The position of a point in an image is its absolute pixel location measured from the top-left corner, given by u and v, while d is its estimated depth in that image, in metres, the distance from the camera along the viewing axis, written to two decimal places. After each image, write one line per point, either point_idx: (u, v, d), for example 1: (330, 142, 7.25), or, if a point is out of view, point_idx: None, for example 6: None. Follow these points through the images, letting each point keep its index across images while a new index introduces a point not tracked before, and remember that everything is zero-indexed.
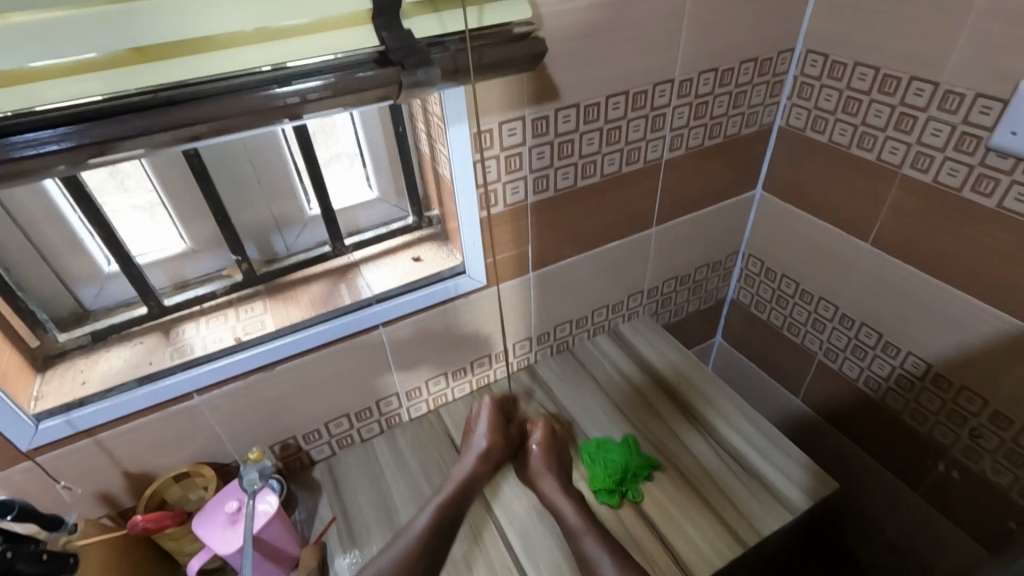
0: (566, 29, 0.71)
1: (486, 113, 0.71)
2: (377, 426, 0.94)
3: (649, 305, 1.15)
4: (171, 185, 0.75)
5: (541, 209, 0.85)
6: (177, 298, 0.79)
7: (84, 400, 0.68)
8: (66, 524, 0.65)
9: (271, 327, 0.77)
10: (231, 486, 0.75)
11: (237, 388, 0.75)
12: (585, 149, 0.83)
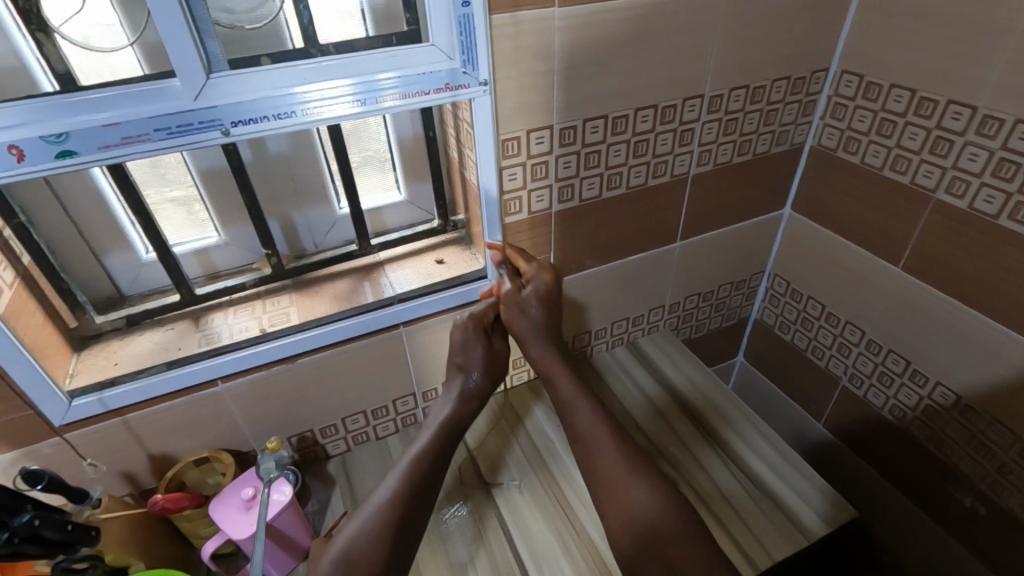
0: (597, 40, 0.71)
1: (514, 120, 0.72)
2: (393, 425, 0.95)
3: (669, 321, 1.14)
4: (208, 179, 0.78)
5: (566, 217, 0.86)
6: (209, 287, 0.81)
7: (115, 379, 0.70)
8: (91, 497, 0.66)
9: (295, 320, 0.78)
10: (247, 473, 0.76)
11: (260, 377, 0.78)
12: (611, 160, 0.83)
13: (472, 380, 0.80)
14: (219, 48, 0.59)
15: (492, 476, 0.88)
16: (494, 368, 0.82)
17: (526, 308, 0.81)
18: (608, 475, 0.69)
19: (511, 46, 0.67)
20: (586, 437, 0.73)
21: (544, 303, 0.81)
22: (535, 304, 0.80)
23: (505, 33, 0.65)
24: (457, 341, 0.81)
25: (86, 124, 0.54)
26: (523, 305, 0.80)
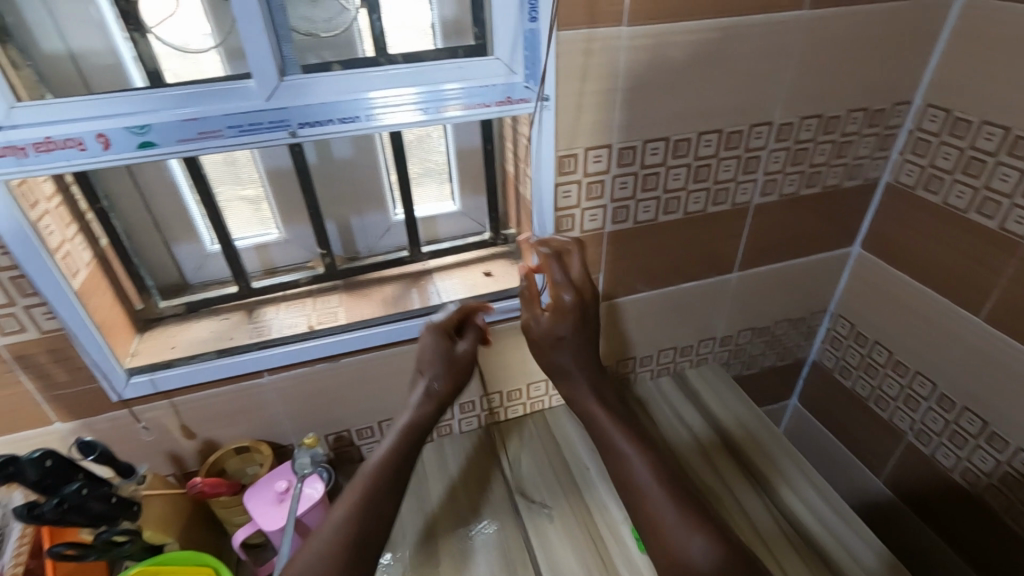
0: (664, 61, 0.70)
1: (573, 137, 0.72)
2: (428, 434, 0.95)
3: (720, 355, 1.10)
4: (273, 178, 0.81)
5: (619, 238, 0.84)
6: (265, 282, 0.84)
7: (170, 361, 0.73)
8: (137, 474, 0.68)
9: (342, 320, 0.80)
10: (282, 467, 0.78)
11: (303, 373, 0.79)
12: (670, 184, 0.81)
13: (433, 382, 0.73)
14: (293, 52, 0.62)
15: (521, 496, 0.86)
16: (459, 372, 0.75)
17: (562, 346, 0.76)
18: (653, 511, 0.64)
19: (576, 63, 0.66)
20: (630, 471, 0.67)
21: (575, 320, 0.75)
22: (570, 338, 0.76)
23: (570, 50, 0.65)
24: (420, 347, 0.75)
25: (167, 119, 0.58)
26: (558, 340, 0.76)
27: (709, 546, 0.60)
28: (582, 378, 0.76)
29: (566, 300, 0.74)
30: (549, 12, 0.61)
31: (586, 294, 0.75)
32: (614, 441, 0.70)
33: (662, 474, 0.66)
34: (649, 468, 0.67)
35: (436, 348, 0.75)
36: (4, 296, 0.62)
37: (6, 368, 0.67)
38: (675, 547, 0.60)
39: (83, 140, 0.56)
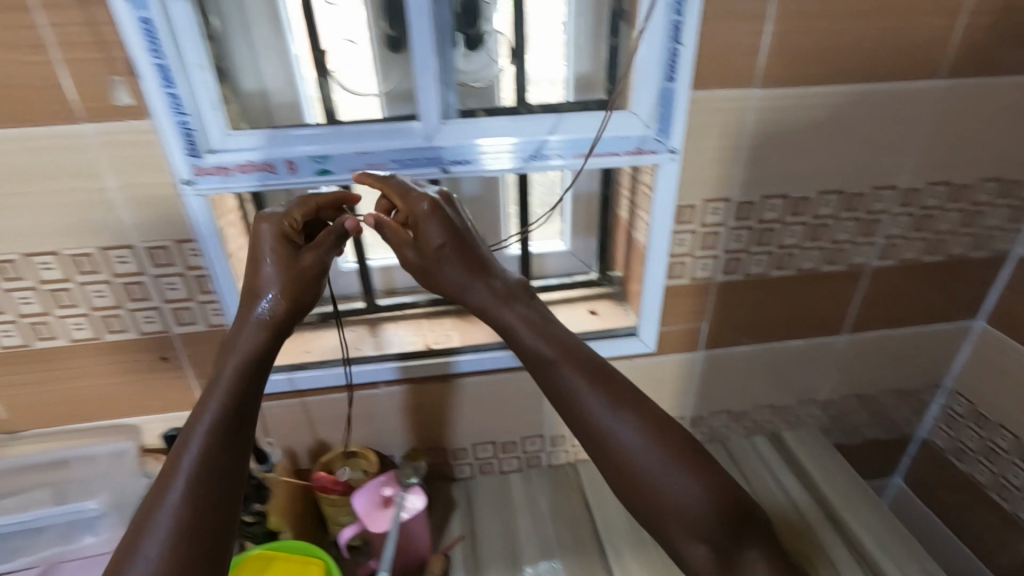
0: (791, 123, 0.72)
1: (695, 189, 0.75)
2: (516, 463, 0.98)
3: (820, 420, 1.06)
4: None
5: (727, 289, 0.85)
6: (390, 300, 0.91)
7: (306, 363, 0.83)
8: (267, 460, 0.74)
9: (455, 342, 0.86)
10: (387, 475, 0.83)
11: (413, 389, 0.86)
12: (784, 240, 0.82)
13: (265, 307, 0.59)
14: (454, 100, 0.69)
15: (609, 542, 0.87)
16: (313, 294, 0.62)
17: (440, 264, 0.62)
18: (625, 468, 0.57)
19: (703, 120, 0.70)
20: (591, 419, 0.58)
21: (454, 239, 0.62)
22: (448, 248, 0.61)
23: (701, 108, 0.69)
24: (256, 254, 0.60)
25: (346, 152, 0.67)
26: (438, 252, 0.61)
27: (637, 433, 0.58)
28: (456, 268, 0.62)
29: (424, 209, 0.61)
30: (687, 73, 0.65)
31: (461, 227, 0.63)
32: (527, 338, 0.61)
33: (578, 368, 0.60)
34: (569, 363, 0.60)
35: (272, 255, 0.60)
36: (186, 291, 0.72)
37: (173, 353, 0.77)
38: (605, 433, 0.58)
39: (272, 162, 0.66)
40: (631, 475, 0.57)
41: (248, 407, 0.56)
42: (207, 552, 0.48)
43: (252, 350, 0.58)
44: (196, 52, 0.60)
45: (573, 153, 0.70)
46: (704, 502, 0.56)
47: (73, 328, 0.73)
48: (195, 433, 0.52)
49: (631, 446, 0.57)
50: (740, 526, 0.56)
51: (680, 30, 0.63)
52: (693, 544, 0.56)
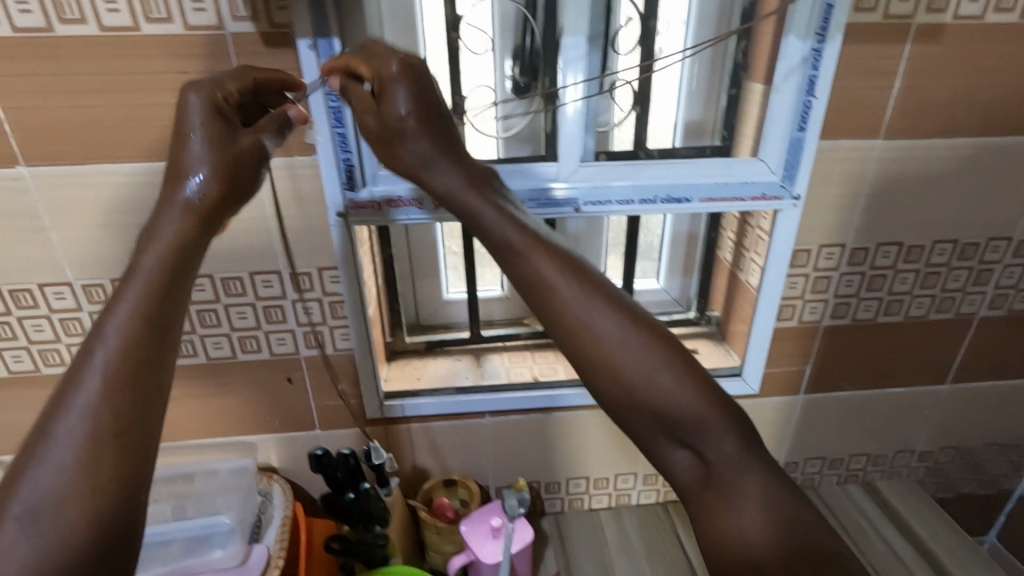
0: (911, 173, 0.74)
1: (812, 234, 0.77)
2: (607, 500, 0.98)
3: (916, 471, 1.03)
4: None
5: (833, 333, 0.86)
6: (494, 330, 0.94)
7: (419, 391, 0.85)
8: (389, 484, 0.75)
9: (561, 375, 0.88)
10: (491, 504, 0.83)
11: (518, 420, 0.87)
12: (894, 287, 0.82)
13: (194, 187, 0.50)
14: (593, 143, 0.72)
15: None
16: (249, 171, 0.53)
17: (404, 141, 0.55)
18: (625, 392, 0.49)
19: (826, 168, 0.72)
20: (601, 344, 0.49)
21: (424, 110, 0.54)
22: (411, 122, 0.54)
23: (826, 156, 0.71)
24: (181, 126, 0.51)
25: None
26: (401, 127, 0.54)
27: (626, 330, 0.49)
28: (430, 144, 0.55)
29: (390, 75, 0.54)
30: (818, 123, 0.68)
31: (418, 79, 0.55)
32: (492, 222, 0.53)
33: (555, 259, 0.51)
34: (538, 247, 0.51)
35: (202, 130, 0.51)
36: (320, 316, 0.76)
37: (299, 374, 0.80)
38: (589, 333, 0.49)
39: (420, 199, 0.69)
40: (622, 380, 0.49)
41: (156, 308, 0.44)
42: (130, 462, 0.38)
43: (177, 231, 0.48)
44: (364, 96, 0.65)
45: (702, 197, 0.71)
46: (686, 405, 0.48)
47: (212, 347, 0.77)
48: (97, 339, 0.41)
49: (608, 342, 0.49)
50: (714, 423, 0.48)
51: (815, 83, 0.66)
52: (665, 445, 0.50)
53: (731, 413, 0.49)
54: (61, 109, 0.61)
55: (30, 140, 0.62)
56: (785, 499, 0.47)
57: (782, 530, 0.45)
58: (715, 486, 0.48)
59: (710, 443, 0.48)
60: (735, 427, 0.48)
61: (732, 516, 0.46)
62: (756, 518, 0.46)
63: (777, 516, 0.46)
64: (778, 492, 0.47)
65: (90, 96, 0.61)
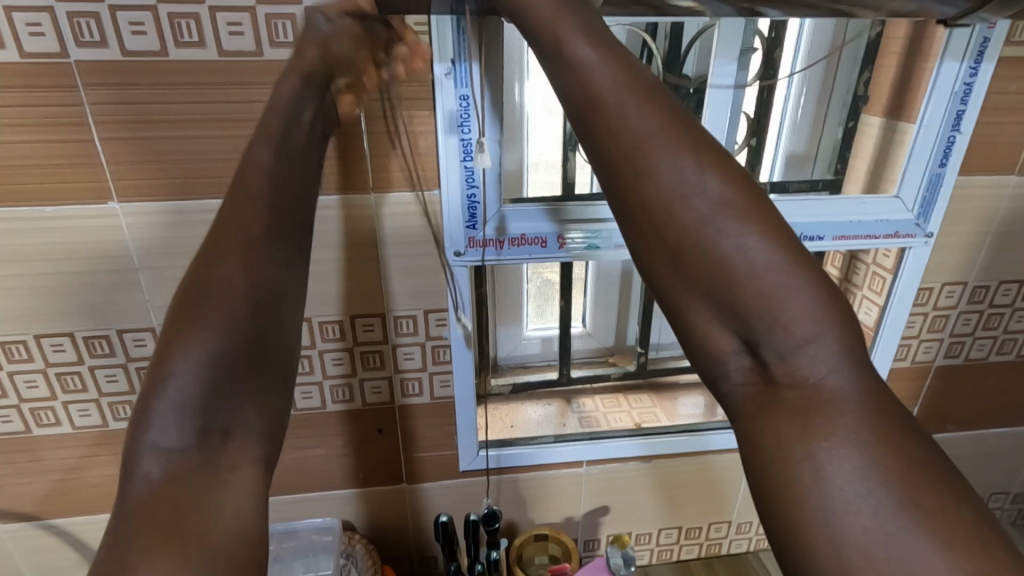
0: None
1: (935, 272, 0.74)
2: (698, 551, 0.92)
3: (1008, 512, 0.99)
4: (601, 280, 0.82)
5: (945, 374, 0.82)
6: (582, 371, 0.87)
7: (513, 440, 0.80)
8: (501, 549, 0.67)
9: (663, 420, 0.84)
10: (595, 562, 0.78)
11: (615, 468, 0.83)
12: (1011, 326, 0.80)
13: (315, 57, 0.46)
14: None
15: None
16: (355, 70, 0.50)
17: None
18: (714, 276, 0.34)
19: (958, 205, 0.70)
20: (672, 203, 0.34)
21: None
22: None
23: (957, 193, 0.69)
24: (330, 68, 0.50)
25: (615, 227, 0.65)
26: None
27: (723, 186, 0.34)
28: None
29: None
30: (958, 159, 0.65)
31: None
32: (571, 37, 0.37)
33: (637, 84, 0.36)
34: (622, 71, 0.36)
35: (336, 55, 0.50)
36: (421, 361, 0.70)
37: (391, 427, 0.74)
38: (660, 178, 0.34)
39: (546, 238, 0.65)
40: (687, 241, 0.34)
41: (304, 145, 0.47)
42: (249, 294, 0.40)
43: (304, 82, 0.46)
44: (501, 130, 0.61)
45: (829, 235, 0.69)
46: (781, 294, 0.33)
47: (300, 396, 0.71)
48: (250, 163, 0.43)
49: (656, 186, 0.34)
50: (818, 349, 0.33)
51: (961, 117, 0.63)
52: (722, 350, 0.35)
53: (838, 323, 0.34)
54: (169, 143, 0.57)
55: (128, 175, 0.58)
56: (901, 457, 0.31)
57: (874, 498, 0.30)
58: (793, 412, 0.33)
59: (803, 354, 0.33)
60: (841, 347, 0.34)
61: (809, 459, 0.32)
62: (845, 483, 0.31)
63: (875, 477, 0.30)
64: (890, 462, 0.31)
65: (201, 129, 0.57)
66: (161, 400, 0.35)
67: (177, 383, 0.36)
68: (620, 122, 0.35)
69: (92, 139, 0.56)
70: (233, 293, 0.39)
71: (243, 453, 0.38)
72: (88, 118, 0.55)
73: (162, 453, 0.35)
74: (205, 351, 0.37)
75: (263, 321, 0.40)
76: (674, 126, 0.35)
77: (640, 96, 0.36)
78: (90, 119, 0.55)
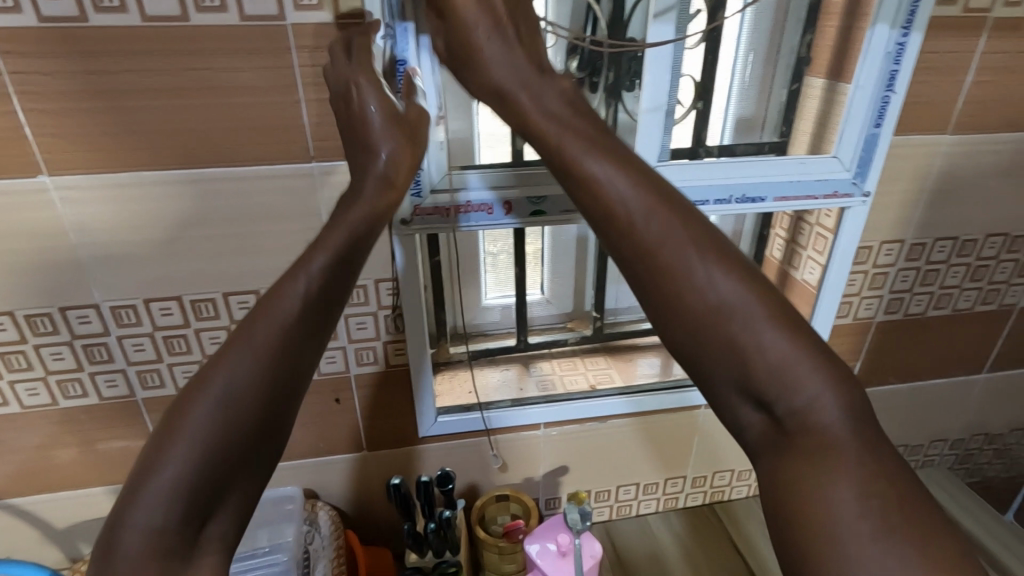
0: (971, 167, 0.74)
1: (873, 231, 0.76)
2: (655, 505, 0.96)
3: (946, 457, 1.05)
4: (555, 244, 0.83)
5: (885, 329, 0.86)
6: (540, 338, 0.88)
7: (472, 407, 0.81)
8: (456, 512, 0.70)
9: (618, 381, 0.87)
10: (553, 519, 0.80)
11: (573, 430, 0.85)
12: (945, 281, 0.83)
13: (381, 162, 0.53)
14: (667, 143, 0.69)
15: None
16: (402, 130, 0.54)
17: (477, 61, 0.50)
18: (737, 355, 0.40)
19: (894, 165, 0.72)
20: (695, 293, 0.41)
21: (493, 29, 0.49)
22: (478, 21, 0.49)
23: (892, 153, 0.71)
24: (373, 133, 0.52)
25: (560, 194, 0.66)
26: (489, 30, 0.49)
27: (732, 280, 0.41)
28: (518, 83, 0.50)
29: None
30: (893, 120, 0.67)
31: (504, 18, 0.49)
32: (584, 155, 0.45)
33: (668, 202, 0.43)
34: (640, 184, 0.43)
35: (376, 105, 0.52)
36: (374, 331, 0.71)
37: (348, 395, 0.75)
38: (680, 271, 0.41)
39: (493, 205, 0.66)
40: (705, 322, 0.40)
41: (355, 245, 0.48)
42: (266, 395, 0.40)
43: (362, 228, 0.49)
44: (440, 95, 0.63)
45: (772, 196, 0.70)
46: (789, 364, 0.39)
47: None
48: (302, 273, 0.44)
49: (679, 279, 0.41)
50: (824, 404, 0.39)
51: (894, 79, 0.65)
52: (746, 414, 0.41)
53: (841, 390, 0.39)
54: (97, 114, 0.55)
55: (57, 149, 0.56)
56: (895, 504, 0.36)
57: (872, 546, 0.34)
58: (807, 460, 0.38)
59: (809, 408, 0.39)
60: (842, 403, 0.39)
61: (819, 493, 0.37)
62: (851, 526, 0.35)
63: (874, 519, 0.35)
64: (889, 508, 0.35)
65: (133, 100, 0.55)
66: (154, 486, 0.37)
67: (167, 474, 0.37)
68: (645, 223, 0.42)
69: (15, 111, 0.54)
70: (251, 390, 0.40)
71: (213, 545, 0.38)
72: (7, 89, 0.53)
73: (141, 533, 0.36)
74: (202, 439, 0.38)
75: (278, 421, 0.41)
76: (686, 222, 0.42)
77: (657, 198, 0.43)
78: (11, 89, 0.53)
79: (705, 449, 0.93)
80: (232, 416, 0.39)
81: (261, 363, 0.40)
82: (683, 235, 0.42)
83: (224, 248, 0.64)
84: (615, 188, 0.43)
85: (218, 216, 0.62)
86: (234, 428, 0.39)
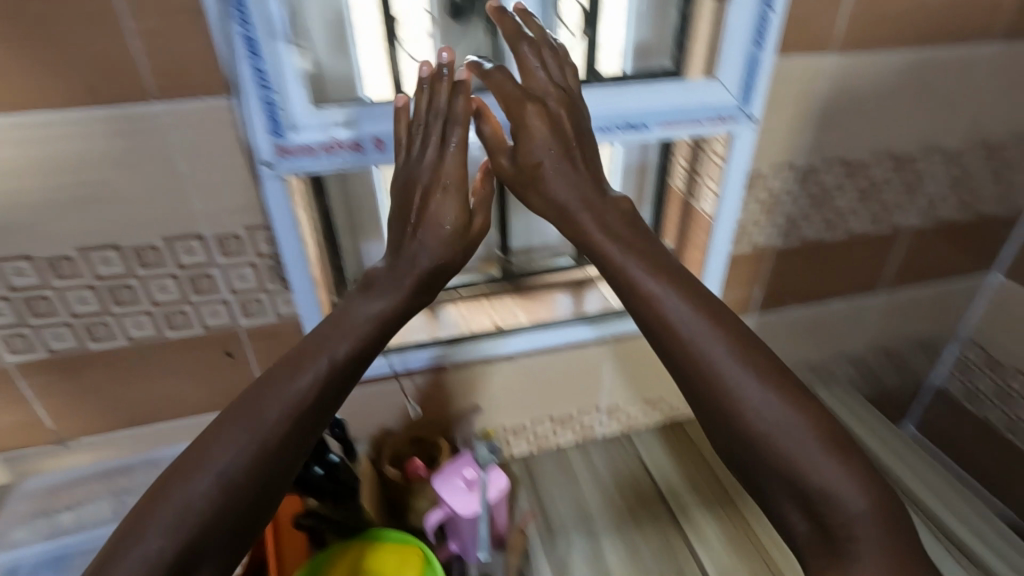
0: (858, 88, 0.74)
1: (765, 157, 0.76)
2: (572, 437, 0.99)
3: (848, 374, 1.11)
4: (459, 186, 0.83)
5: (783, 255, 0.88)
6: (445, 280, 0.90)
7: (377, 349, 0.81)
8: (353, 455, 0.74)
9: (524, 320, 0.86)
10: (462, 456, 0.81)
11: (482, 369, 0.85)
12: (838, 204, 0.85)
13: (425, 258, 0.59)
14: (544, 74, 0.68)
15: (681, 507, 0.90)
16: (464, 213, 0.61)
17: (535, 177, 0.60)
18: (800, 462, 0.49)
19: (782, 88, 0.71)
20: (761, 410, 0.50)
21: (562, 151, 0.59)
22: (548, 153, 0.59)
23: (780, 75, 0.70)
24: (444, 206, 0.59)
25: None
26: (535, 166, 0.59)
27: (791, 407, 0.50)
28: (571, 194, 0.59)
29: (551, 109, 0.59)
30: (774, 39, 0.66)
31: (580, 144, 0.60)
32: (639, 280, 0.55)
33: (715, 324, 0.53)
34: (704, 317, 0.53)
35: (450, 207, 0.59)
36: (256, 281, 0.68)
37: (239, 349, 0.73)
38: (726, 381, 0.51)
39: (360, 142, 0.62)
40: (767, 442, 0.50)
41: (376, 342, 0.56)
42: (260, 476, 0.48)
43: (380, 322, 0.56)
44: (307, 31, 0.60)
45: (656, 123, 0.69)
46: (809, 467, 0.49)
47: (132, 328, 0.68)
48: (328, 362, 0.52)
49: (750, 405, 0.50)
50: (850, 497, 0.48)
51: None
52: (789, 509, 0.50)
53: (868, 488, 0.48)
54: None
55: None
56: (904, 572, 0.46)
57: None
58: (827, 547, 0.48)
59: (839, 503, 0.48)
60: (866, 497, 0.48)
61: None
62: None
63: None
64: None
65: None
66: (144, 542, 0.43)
67: (153, 534, 0.44)
68: (707, 350, 0.52)
69: None
70: (249, 470, 0.47)
71: None
72: None
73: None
74: (197, 507, 0.45)
75: (272, 488, 0.49)
76: (752, 354, 0.52)
77: (726, 329, 0.53)
78: None
79: (618, 380, 0.95)
80: (233, 479, 0.46)
81: (257, 439, 0.48)
82: (735, 358, 0.52)
83: (73, 201, 0.58)
84: (674, 312, 0.53)
85: (55, 165, 0.56)
86: (234, 488, 0.46)
